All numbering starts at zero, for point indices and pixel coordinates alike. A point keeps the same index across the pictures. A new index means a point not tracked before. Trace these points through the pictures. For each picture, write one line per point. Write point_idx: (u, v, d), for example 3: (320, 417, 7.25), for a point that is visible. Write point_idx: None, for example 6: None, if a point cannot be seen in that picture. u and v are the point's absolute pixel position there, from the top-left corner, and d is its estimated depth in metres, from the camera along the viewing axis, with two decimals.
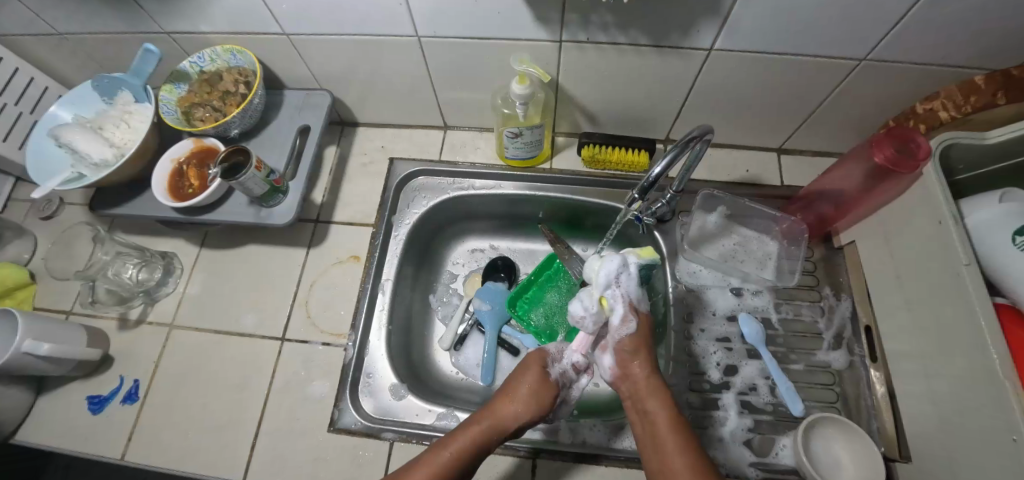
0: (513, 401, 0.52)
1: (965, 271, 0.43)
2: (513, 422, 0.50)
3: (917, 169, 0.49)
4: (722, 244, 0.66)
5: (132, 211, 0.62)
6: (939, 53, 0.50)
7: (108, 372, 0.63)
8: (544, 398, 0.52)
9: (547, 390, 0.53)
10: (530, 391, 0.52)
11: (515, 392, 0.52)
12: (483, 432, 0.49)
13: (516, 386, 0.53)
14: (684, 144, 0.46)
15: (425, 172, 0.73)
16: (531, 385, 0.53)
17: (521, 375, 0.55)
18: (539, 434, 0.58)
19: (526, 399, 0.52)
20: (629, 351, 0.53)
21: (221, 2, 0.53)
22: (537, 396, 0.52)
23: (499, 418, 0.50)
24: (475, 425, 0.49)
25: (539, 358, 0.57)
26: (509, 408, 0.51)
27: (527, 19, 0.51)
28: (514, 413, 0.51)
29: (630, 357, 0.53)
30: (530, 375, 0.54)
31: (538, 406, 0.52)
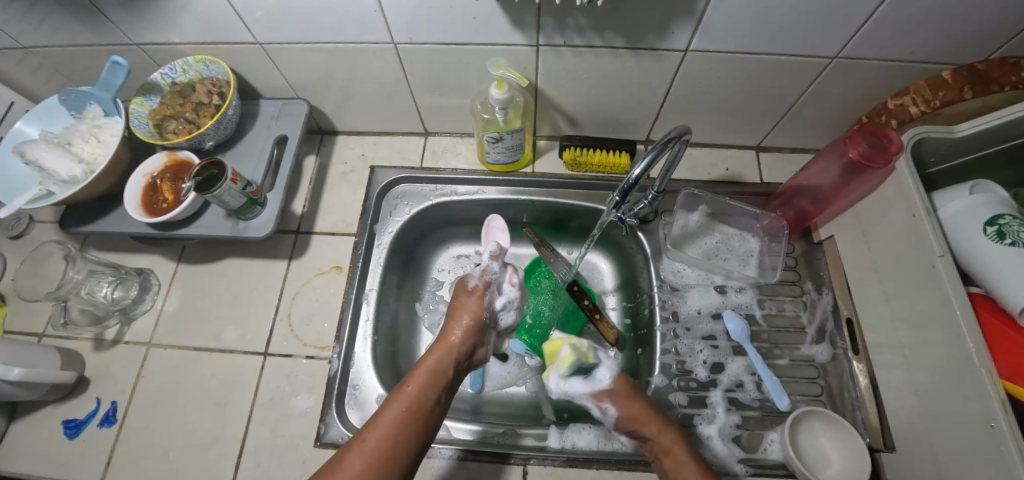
0: (454, 323, 0.56)
1: (939, 263, 0.44)
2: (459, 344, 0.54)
3: (889, 163, 0.50)
4: (704, 243, 0.66)
5: (104, 228, 0.60)
6: (908, 49, 0.51)
7: (84, 395, 0.61)
8: (476, 313, 0.56)
9: (476, 306, 0.57)
10: (465, 312, 0.56)
11: (452, 319, 0.56)
12: (436, 360, 0.52)
13: (452, 313, 0.57)
14: (663, 145, 0.46)
15: (406, 179, 0.72)
16: (461, 307, 0.57)
17: (454, 304, 0.58)
18: (472, 435, 0.57)
19: (462, 318, 0.56)
20: (629, 417, 0.52)
21: (191, 12, 0.52)
22: (468, 315, 0.56)
23: (445, 343, 0.54)
24: (427, 358, 0.53)
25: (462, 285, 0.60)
26: (452, 333, 0.55)
27: (503, 23, 0.51)
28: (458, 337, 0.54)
29: (644, 423, 0.51)
30: (459, 301, 0.58)
31: (478, 324, 0.56)
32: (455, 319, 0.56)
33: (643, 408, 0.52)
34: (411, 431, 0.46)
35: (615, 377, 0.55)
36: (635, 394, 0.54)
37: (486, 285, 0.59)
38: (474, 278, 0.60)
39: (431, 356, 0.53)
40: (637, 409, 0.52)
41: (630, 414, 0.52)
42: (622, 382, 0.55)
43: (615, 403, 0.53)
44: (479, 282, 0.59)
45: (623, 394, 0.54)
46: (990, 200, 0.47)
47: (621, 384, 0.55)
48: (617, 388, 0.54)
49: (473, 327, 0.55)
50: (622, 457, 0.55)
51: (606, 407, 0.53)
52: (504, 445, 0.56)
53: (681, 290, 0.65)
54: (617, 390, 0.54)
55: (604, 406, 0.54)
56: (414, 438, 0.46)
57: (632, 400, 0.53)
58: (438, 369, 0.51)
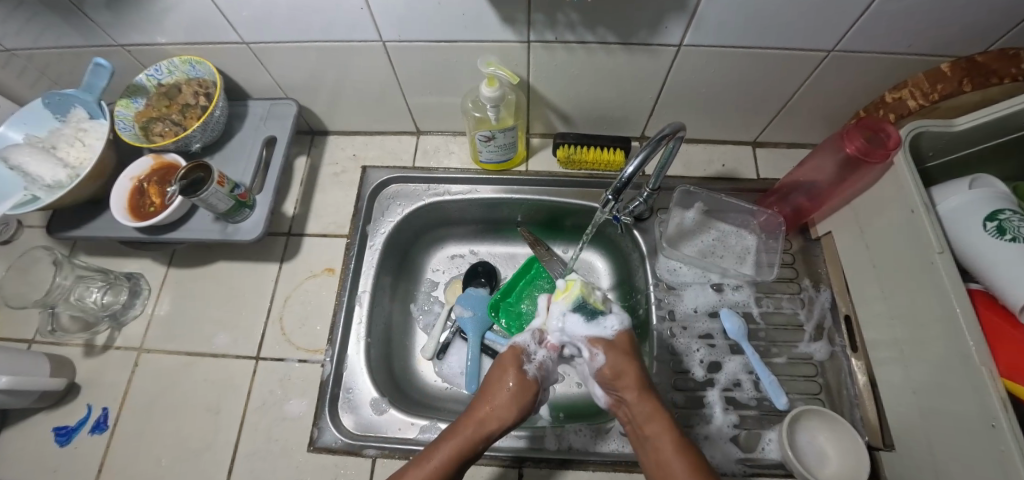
0: (499, 405, 0.52)
1: (937, 259, 0.43)
2: (496, 425, 0.50)
3: (887, 159, 0.49)
4: (700, 241, 0.65)
5: (91, 232, 0.59)
6: (904, 42, 0.50)
7: (75, 402, 0.60)
8: (526, 399, 0.53)
9: (528, 390, 0.54)
10: (513, 394, 0.53)
11: (500, 398, 0.52)
12: (474, 437, 0.48)
13: (499, 390, 0.53)
14: (657, 142, 0.44)
15: (398, 179, 0.71)
16: (512, 390, 0.53)
17: (503, 376, 0.55)
18: (505, 443, 0.56)
19: (510, 399, 0.52)
20: (618, 377, 0.52)
21: (174, 12, 0.51)
22: (520, 400, 0.53)
23: (485, 420, 0.50)
24: (463, 432, 0.48)
25: (513, 354, 0.57)
26: (495, 414, 0.51)
27: (492, 20, 0.50)
28: (497, 417, 0.51)
29: (625, 383, 0.52)
30: (511, 378, 0.54)
31: (518, 407, 0.52)
32: (500, 395, 0.52)
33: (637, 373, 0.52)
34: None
35: (618, 333, 0.56)
36: (633, 354, 0.55)
37: (542, 366, 0.57)
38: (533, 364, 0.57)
39: (467, 429, 0.49)
40: (626, 368, 0.53)
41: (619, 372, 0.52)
42: (624, 339, 0.56)
43: (606, 354, 0.54)
44: (538, 368, 0.57)
45: (621, 349, 0.55)
46: (990, 195, 0.46)
47: (621, 341, 0.56)
48: (615, 341, 0.55)
49: (511, 407, 0.52)
50: (619, 458, 0.55)
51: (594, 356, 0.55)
52: (528, 449, 0.56)
53: (678, 289, 0.64)
54: (616, 344, 0.55)
55: (595, 353, 0.55)
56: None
57: (627, 359, 0.54)
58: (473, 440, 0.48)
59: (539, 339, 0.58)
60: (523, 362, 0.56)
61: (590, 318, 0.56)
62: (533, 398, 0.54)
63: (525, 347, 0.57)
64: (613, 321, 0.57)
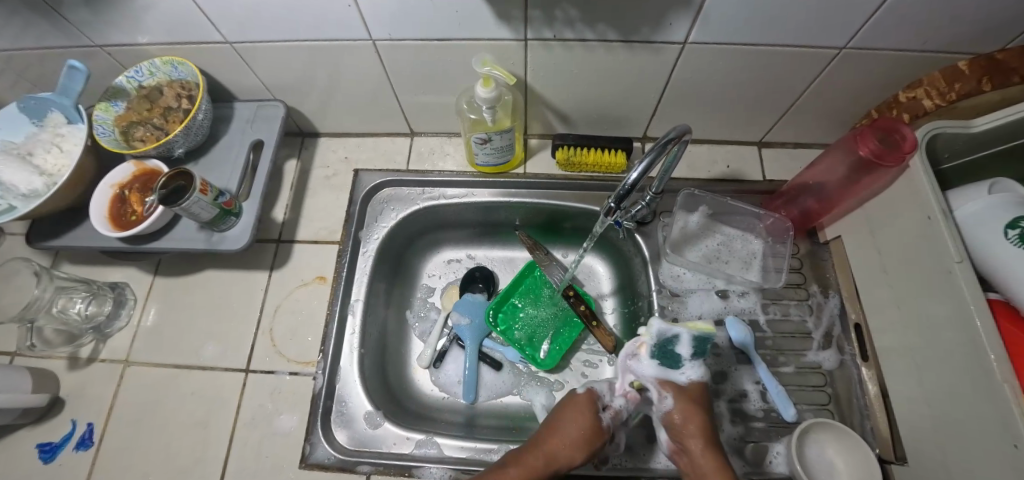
0: (567, 446, 0.50)
1: (956, 269, 0.41)
2: (565, 461, 0.50)
3: (902, 162, 0.47)
4: (705, 245, 0.63)
5: (72, 242, 0.57)
6: (921, 38, 0.48)
7: (59, 416, 0.58)
8: (595, 445, 0.51)
9: (600, 435, 0.52)
10: (586, 440, 0.51)
11: (570, 439, 0.51)
12: (535, 471, 0.49)
13: (569, 429, 0.52)
14: (661, 146, 0.42)
15: (391, 183, 0.68)
16: (583, 435, 0.51)
17: (576, 419, 0.52)
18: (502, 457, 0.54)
19: (581, 443, 0.51)
20: (687, 426, 0.49)
21: (152, 10, 0.48)
22: (591, 442, 0.51)
23: (553, 455, 0.50)
24: (530, 465, 0.49)
25: (591, 398, 0.54)
26: (563, 453, 0.50)
27: (487, 16, 0.47)
28: (567, 453, 0.50)
29: (692, 431, 0.49)
30: (586, 422, 0.52)
31: (590, 448, 0.51)
32: (570, 439, 0.51)
33: (696, 425, 0.49)
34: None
35: (693, 382, 0.52)
36: (707, 410, 0.51)
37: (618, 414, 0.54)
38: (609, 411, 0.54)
39: (536, 462, 0.49)
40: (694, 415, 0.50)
41: (682, 420, 0.49)
42: (696, 391, 0.52)
43: (676, 399, 0.51)
44: (612, 416, 0.54)
45: (693, 400, 0.51)
46: (1011, 199, 0.44)
47: (698, 392, 0.52)
48: (690, 391, 0.52)
49: (582, 447, 0.50)
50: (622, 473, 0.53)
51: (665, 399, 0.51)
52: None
53: (683, 296, 0.61)
54: (689, 395, 0.51)
55: (663, 396, 0.52)
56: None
57: (696, 410, 0.50)
58: (535, 472, 0.49)
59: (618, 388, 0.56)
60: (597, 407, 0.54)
61: (692, 356, 0.52)
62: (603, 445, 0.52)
63: (599, 394, 0.55)
64: (695, 370, 0.53)
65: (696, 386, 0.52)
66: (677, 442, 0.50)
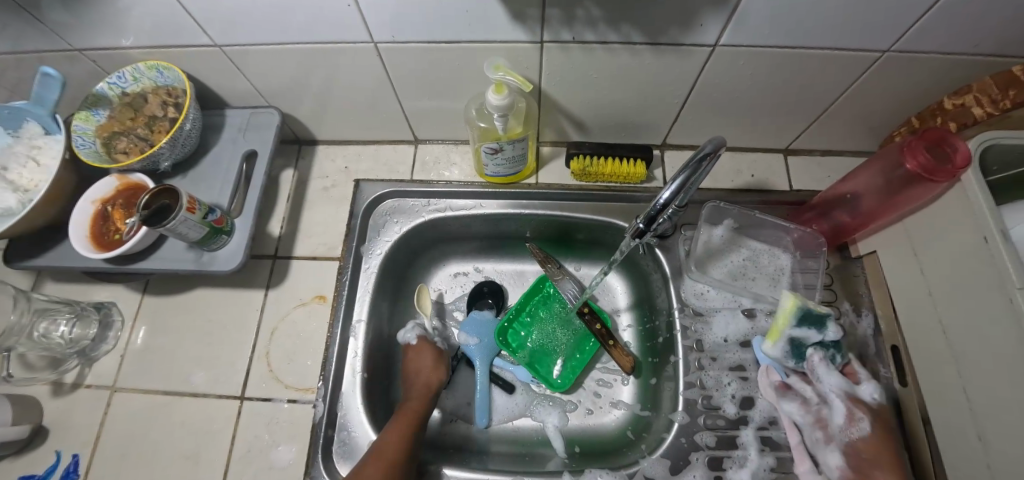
0: (427, 370, 0.57)
1: (1018, 296, 0.38)
2: (430, 386, 0.56)
3: (954, 177, 0.43)
4: (729, 261, 0.59)
5: (51, 262, 0.53)
6: (976, 40, 0.44)
7: (42, 447, 0.54)
8: (444, 360, 0.60)
9: (445, 354, 0.61)
10: (433, 357, 0.59)
11: (420, 366, 0.58)
12: (419, 401, 0.54)
13: (419, 362, 0.58)
14: (696, 162, 0.38)
15: (395, 194, 0.64)
16: (429, 355, 0.59)
17: (415, 354, 0.60)
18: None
19: (435, 363, 0.59)
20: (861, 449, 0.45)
21: (133, 11, 0.44)
22: (436, 366, 0.58)
23: (423, 383, 0.56)
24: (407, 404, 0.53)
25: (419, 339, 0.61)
26: (428, 375, 0.57)
27: (501, 17, 0.43)
28: (425, 381, 0.56)
29: (871, 461, 0.45)
30: (425, 349, 0.60)
31: (436, 369, 0.58)
32: (422, 367, 0.58)
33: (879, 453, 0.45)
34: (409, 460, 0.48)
35: (871, 405, 0.47)
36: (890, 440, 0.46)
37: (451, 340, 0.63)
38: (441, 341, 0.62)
39: (417, 391, 0.55)
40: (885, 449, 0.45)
41: (869, 451, 0.45)
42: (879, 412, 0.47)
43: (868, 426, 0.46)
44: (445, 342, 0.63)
45: (882, 424, 0.46)
46: None
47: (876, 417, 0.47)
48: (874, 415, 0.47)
49: (429, 371, 0.57)
50: None
51: (858, 422, 0.46)
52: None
53: (708, 315, 0.58)
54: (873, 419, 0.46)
55: (857, 417, 0.46)
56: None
57: (878, 435, 0.46)
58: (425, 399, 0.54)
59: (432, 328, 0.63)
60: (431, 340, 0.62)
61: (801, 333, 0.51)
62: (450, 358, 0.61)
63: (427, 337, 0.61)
64: (871, 391, 0.48)
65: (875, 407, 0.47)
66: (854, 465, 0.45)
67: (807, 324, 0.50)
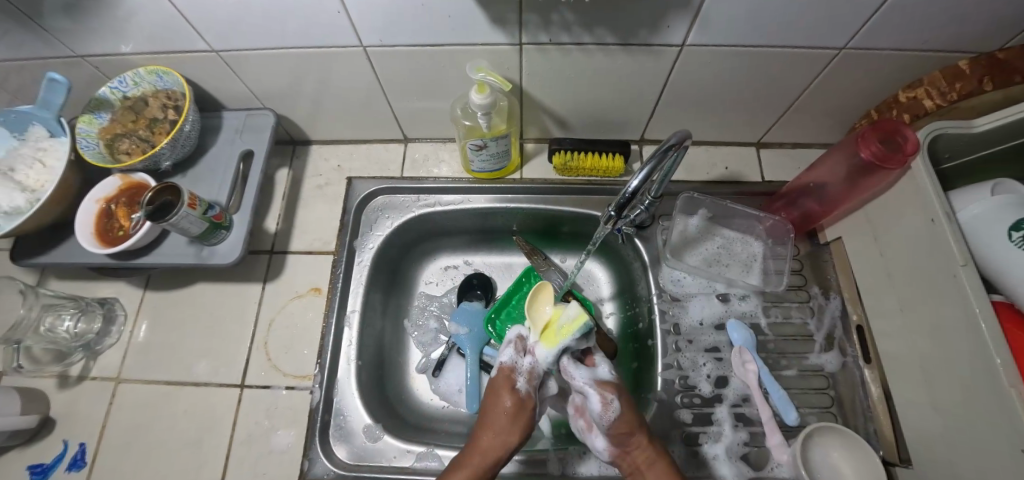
0: (496, 432, 0.50)
1: (961, 273, 0.41)
2: (500, 447, 0.49)
3: (905, 164, 0.46)
4: (704, 249, 0.63)
5: (57, 259, 0.55)
6: (923, 37, 0.47)
7: (49, 437, 0.57)
8: (523, 423, 0.51)
9: (528, 412, 0.52)
10: (510, 417, 0.51)
11: (494, 422, 0.51)
12: (473, 478, 0.46)
13: (496, 415, 0.51)
14: (661, 153, 0.42)
15: (387, 190, 0.67)
16: (508, 411, 0.51)
17: (497, 402, 0.52)
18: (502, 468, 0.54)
19: (511, 422, 0.51)
20: (623, 423, 0.50)
21: (136, 20, 0.47)
22: (518, 422, 0.51)
23: (487, 451, 0.49)
24: (471, 464, 0.47)
25: (506, 376, 0.53)
26: (496, 441, 0.49)
27: (481, 21, 0.46)
28: (499, 439, 0.50)
29: (634, 433, 0.50)
30: (508, 401, 0.52)
31: (516, 426, 0.51)
32: (495, 421, 0.51)
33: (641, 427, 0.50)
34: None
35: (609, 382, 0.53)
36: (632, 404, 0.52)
37: (533, 375, 0.53)
38: (523, 379, 0.53)
39: (474, 462, 0.48)
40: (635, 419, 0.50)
41: (627, 423, 0.50)
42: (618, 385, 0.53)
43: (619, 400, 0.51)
44: (528, 381, 0.53)
45: (625, 396, 0.52)
46: (1014, 201, 0.44)
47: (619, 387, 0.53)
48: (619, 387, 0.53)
49: (508, 428, 0.50)
50: None
51: (609, 403, 0.51)
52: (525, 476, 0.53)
53: (684, 301, 0.61)
54: (620, 390, 0.53)
55: (607, 397, 0.51)
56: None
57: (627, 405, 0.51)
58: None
59: (521, 348, 0.55)
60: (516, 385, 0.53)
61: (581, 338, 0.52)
62: (531, 417, 0.52)
63: (513, 367, 0.54)
64: (606, 369, 0.54)
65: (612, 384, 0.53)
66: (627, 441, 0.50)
67: (584, 336, 0.51)
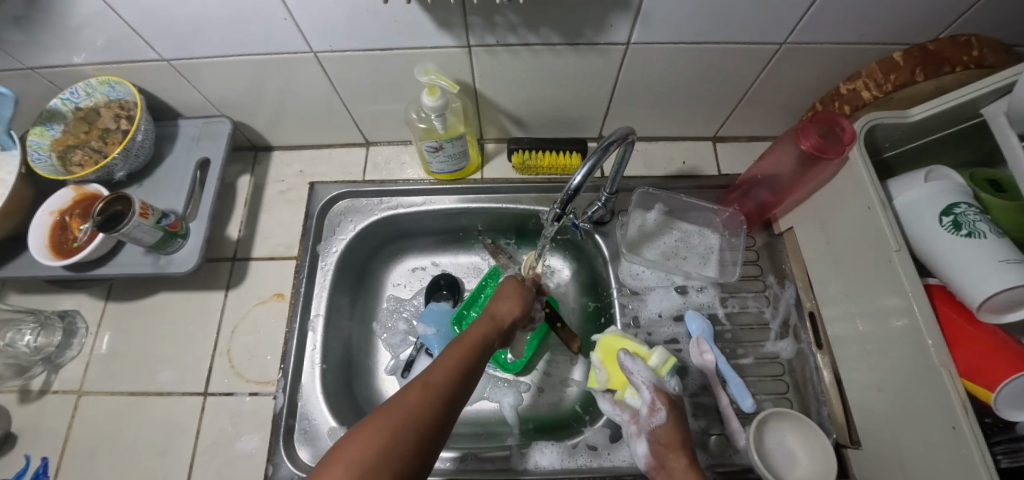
0: (505, 301, 0.50)
1: (895, 257, 0.42)
2: (510, 316, 0.49)
3: (843, 153, 0.48)
4: (663, 242, 0.64)
5: (12, 273, 0.55)
6: (856, 31, 0.49)
7: (11, 452, 0.56)
8: (527, 296, 0.52)
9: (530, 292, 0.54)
10: (518, 294, 0.52)
11: (500, 295, 0.52)
12: (490, 325, 0.46)
13: (501, 293, 0.52)
14: (604, 148, 0.42)
15: (348, 194, 0.67)
16: (513, 287, 0.53)
17: (504, 285, 0.53)
18: (450, 464, 0.54)
19: (517, 295, 0.52)
20: (664, 433, 0.46)
21: (80, 31, 0.47)
22: (524, 299, 0.52)
23: (497, 315, 0.48)
24: (483, 321, 0.46)
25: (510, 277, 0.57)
26: (505, 306, 0.50)
27: (428, 25, 0.47)
28: (508, 309, 0.49)
29: (675, 451, 0.44)
30: (511, 282, 0.54)
31: (525, 302, 0.52)
32: (502, 296, 0.52)
33: (683, 448, 0.45)
34: (468, 387, 0.37)
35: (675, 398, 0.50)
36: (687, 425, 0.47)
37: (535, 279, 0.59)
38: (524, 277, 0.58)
39: (485, 319, 0.46)
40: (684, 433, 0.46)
41: (668, 435, 0.46)
42: (679, 404, 0.49)
43: (668, 412, 0.47)
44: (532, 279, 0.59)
45: (680, 413, 0.48)
46: (945, 188, 0.45)
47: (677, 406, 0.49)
48: (677, 403, 0.49)
49: (519, 303, 0.51)
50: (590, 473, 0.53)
51: (657, 411, 0.48)
52: (477, 471, 0.54)
53: (643, 295, 0.62)
54: (677, 407, 0.48)
55: (655, 409, 0.48)
56: (447, 423, 0.34)
57: (681, 422, 0.47)
58: (497, 328, 0.46)
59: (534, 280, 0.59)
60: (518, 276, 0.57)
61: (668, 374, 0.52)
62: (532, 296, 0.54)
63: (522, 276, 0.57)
64: (673, 382, 0.52)
65: (677, 404, 0.49)
66: (663, 459, 0.45)
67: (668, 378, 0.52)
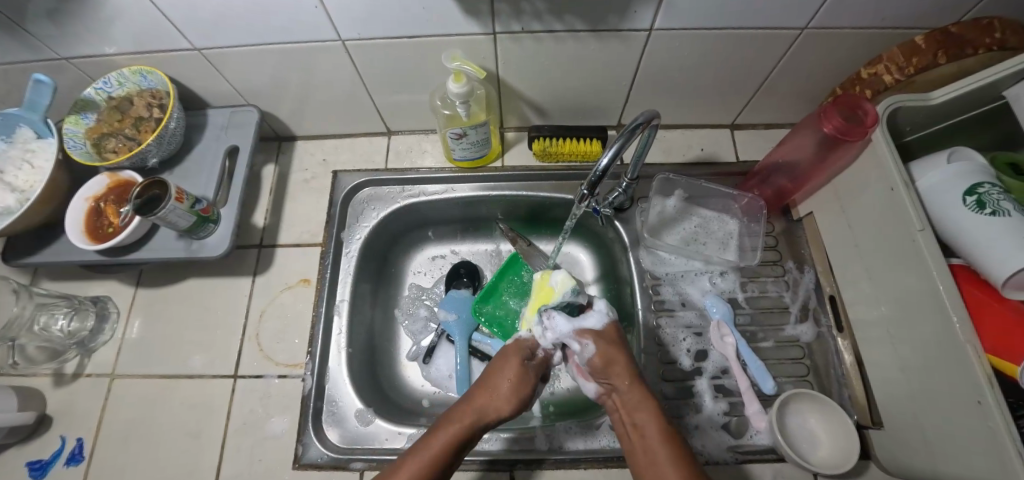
0: (498, 390, 0.50)
1: (919, 237, 0.43)
2: (495, 413, 0.48)
3: (866, 135, 0.48)
4: (682, 229, 0.65)
5: (49, 258, 0.56)
6: (878, 15, 0.49)
7: (47, 434, 0.57)
8: (525, 393, 0.50)
9: (529, 386, 0.51)
10: (512, 386, 0.50)
11: (496, 381, 0.50)
12: (470, 422, 0.46)
13: (498, 378, 0.51)
14: (630, 132, 0.43)
15: (371, 182, 0.68)
16: (513, 375, 0.51)
17: (503, 366, 0.52)
18: (494, 445, 0.55)
19: (512, 389, 0.50)
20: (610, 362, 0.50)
21: (118, 21, 0.48)
22: (517, 392, 0.50)
23: (482, 410, 0.48)
24: (461, 418, 0.46)
25: (517, 349, 0.54)
26: (492, 399, 0.49)
27: (456, 12, 0.47)
28: (496, 406, 0.48)
29: (611, 366, 0.50)
30: (511, 366, 0.52)
31: (516, 398, 0.50)
32: (499, 383, 0.50)
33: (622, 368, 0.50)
34: None
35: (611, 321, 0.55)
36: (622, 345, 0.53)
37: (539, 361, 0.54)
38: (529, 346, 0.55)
39: (465, 416, 0.47)
40: (615, 356, 0.51)
41: (603, 355, 0.51)
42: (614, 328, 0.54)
43: (596, 343, 0.52)
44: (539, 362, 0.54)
45: (612, 341, 0.53)
46: (968, 169, 0.46)
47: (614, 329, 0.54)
48: (604, 331, 0.53)
49: (509, 399, 0.49)
50: (611, 454, 0.54)
51: (584, 344, 0.52)
52: (502, 452, 0.54)
53: (662, 280, 0.63)
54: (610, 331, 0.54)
55: (584, 343, 0.52)
56: None
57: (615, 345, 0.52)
58: (475, 427, 0.46)
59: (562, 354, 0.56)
60: (526, 352, 0.54)
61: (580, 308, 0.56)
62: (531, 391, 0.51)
63: (526, 340, 0.56)
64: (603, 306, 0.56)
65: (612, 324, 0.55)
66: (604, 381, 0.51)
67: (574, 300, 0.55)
